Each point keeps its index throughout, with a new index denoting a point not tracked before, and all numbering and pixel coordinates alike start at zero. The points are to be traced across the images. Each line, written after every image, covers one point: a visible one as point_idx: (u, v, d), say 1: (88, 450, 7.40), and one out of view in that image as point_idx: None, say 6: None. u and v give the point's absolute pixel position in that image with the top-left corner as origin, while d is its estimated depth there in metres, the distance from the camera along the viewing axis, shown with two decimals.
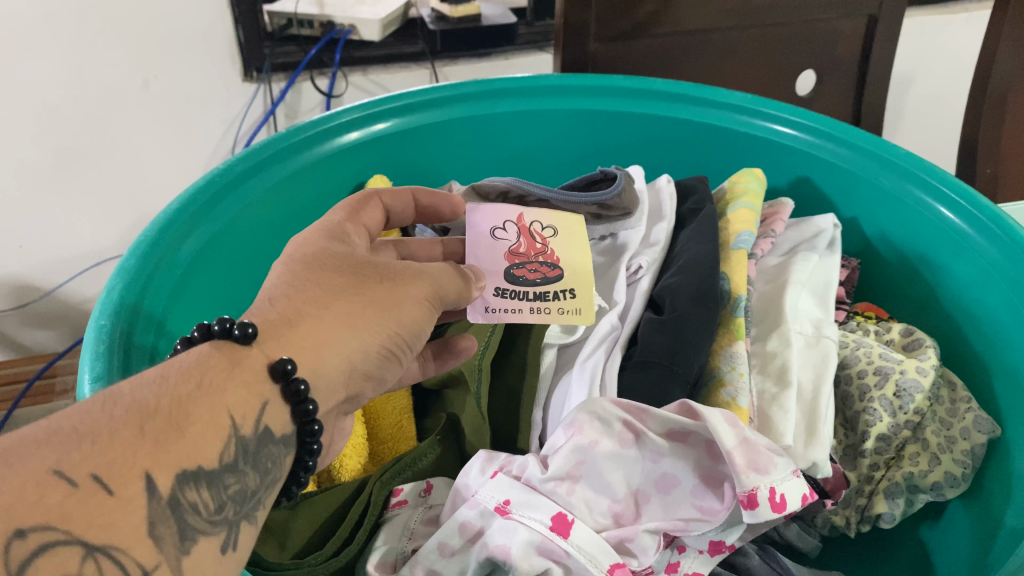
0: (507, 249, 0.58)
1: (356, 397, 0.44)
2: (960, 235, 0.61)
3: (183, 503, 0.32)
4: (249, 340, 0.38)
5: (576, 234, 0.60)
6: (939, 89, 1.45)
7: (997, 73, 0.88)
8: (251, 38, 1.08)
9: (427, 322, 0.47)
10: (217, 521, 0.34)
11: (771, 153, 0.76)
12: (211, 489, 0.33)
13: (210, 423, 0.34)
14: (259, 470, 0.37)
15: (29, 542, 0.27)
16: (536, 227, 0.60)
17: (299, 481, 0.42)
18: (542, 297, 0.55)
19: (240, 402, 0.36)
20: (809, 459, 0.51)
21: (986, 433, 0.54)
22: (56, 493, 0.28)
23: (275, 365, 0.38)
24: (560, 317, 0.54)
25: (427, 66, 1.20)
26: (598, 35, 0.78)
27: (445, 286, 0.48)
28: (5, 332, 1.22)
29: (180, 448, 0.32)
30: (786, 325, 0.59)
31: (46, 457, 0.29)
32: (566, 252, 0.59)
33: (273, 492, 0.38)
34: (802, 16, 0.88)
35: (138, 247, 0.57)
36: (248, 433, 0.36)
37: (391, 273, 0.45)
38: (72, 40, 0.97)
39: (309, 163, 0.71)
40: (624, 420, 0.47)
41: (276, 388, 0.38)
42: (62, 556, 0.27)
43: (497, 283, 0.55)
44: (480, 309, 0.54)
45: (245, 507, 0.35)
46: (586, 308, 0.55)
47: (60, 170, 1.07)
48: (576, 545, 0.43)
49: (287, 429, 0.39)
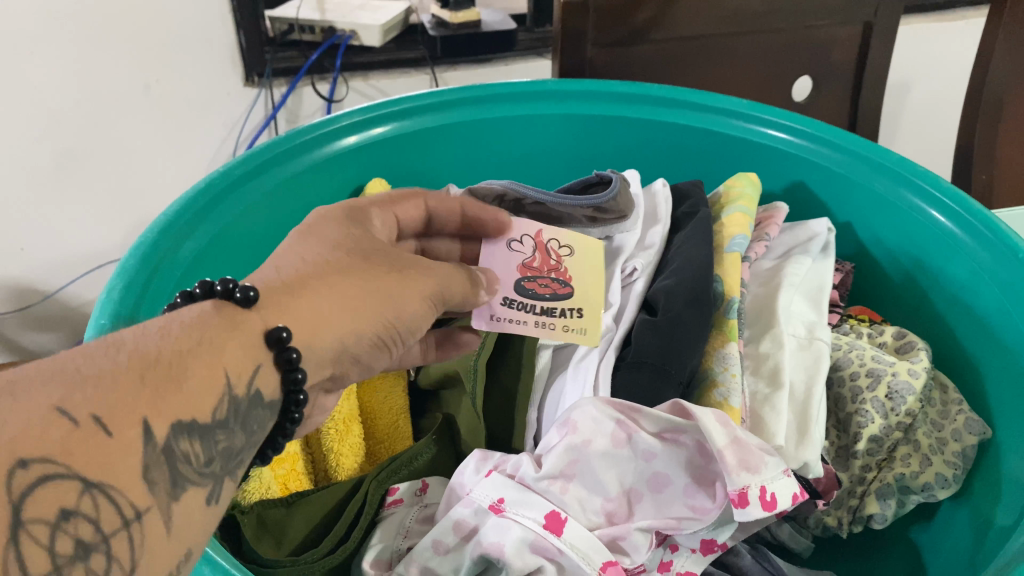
0: (520, 262, 0.56)
1: (341, 377, 0.46)
2: (949, 236, 0.62)
3: (178, 453, 0.32)
4: (250, 304, 0.38)
5: (596, 259, 0.56)
6: (935, 97, 1.46)
7: (992, 81, 0.89)
8: (252, 45, 1.12)
9: (424, 320, 0.48)
10: (205, 473, 0.34)
11: (765, 158, 0.76)
12: (203, 442, 0.34)
13: (207, 378, 0.34)
14: (247, 431, 0.37)
15: (31, 473, 0.27)
16: (554, 244, 0.56)
17: (275, 446, 0.42)
18: (547, 313, 0.54)
19: (238, 362, 0.36)
20: (800, 460, 0.51)
21: (977, 435, 0.54)
22: (59, 429, 0.28)
23: (271, 331, 0.38)
24: (563, 335, 0.53)
25: (427, 71, 1.21)
26: (596, 41, 0.79)
27: (450, 287, 0.49)
28: (5, 334, 1.20)
29: (179, 398, 0.32)
30: (779, 327, 0.60)
31: (50, 394, 0.29)
32: (584, 279, 0.55)
33: (254, 450, 0.39)
34: (801, 22, 0.88)
35: (139, 248, 0.58)
36: (241, 393, 0.36)
37: (405, 265, 0.47)
38: (76, 36, 0.97)
39: (309, 166, 0.72)
40: (617, 419, 0.47)
41: (270, 355, 0.39)
42: (60, 490, 0.28)
43: (505, 293, 0.54)
44: (485, 316, 0.54)
45: (230, 464, 0.36)
46: (592, 330, 0.53)
47: (63, 168, 1.07)
48: (569, 543, 0.44)
49: (275, 394, 0.39)
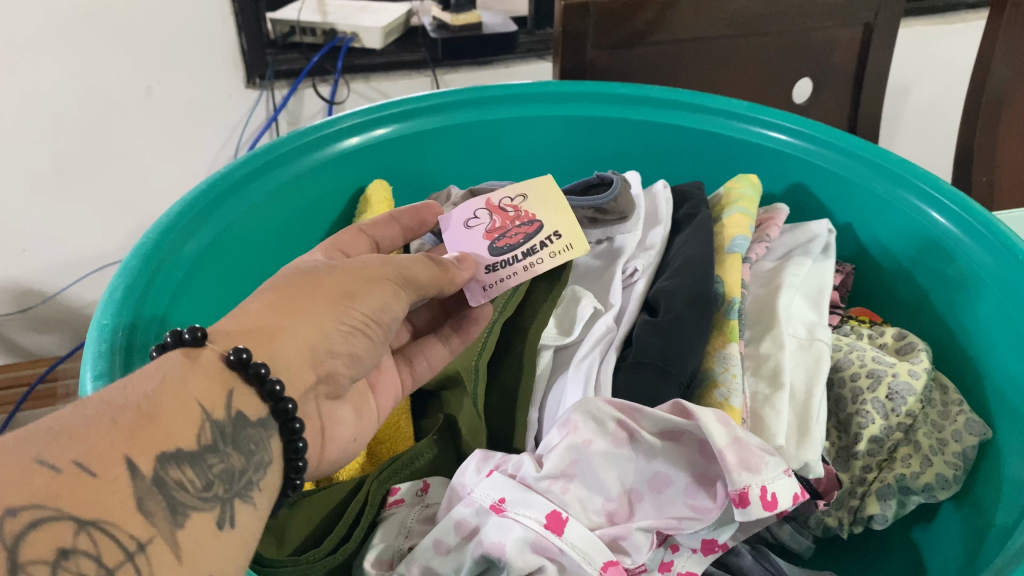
0: (484, 229, 0.59)
1: (331, 377, 0.45)
2: (949, 238, 0.63)
3: (169, 481, 0.33)
4: (201, 340, 0.39)
5: (546, 192, 0.61)
6: (937, 99, 1.46)
7: (994, 83, 0.89)
8: (254, 46, 1.10)
9: (395, 302, 0.48)
10: (209, 497, 0.34)
11: (767, 159, 0.77)
12: (195, 468, 0.34)
13: (180, 413, 0.35)
14: (242, 451, 0.38)
15: (21, 519, 0.27)
16: (504, 201, 0.60)
17: (297, 467, 0.41)
18: (531, 254, 0.58)
19: (208, 391, 0.37)
20: (801, 460, 0.51)
21: (978, 436, 0.54)
22: (41, 477, 0.28)
23: (229, 356, 0.39)
24: (557, 264, 0.58)
25: (428, 74, 1.21)
26: (596, 43, 0.80)
27: (414, 272, 0.49)
28: (7, 334, 1.23)
29: (156, 434, 0.33)
30: (780, 327, 0.60)
31: (27, 449, 0.29)
32: (541, 212, 0.60)
33: (267, 474, 0.39)
34: (801, 24, 0.89)
35: (142, 247, 0.58)
36: (222, 418, 0.37)
37: (356, 266, 0.48)
38: (74, 45, 0.98)
39: (311, 168, 0.72)
40: (617, 418, 0.47)
41: (237, 376, 0.39)
42: (54, 530, 0.28)
43: (484, 260, 0.57)
44: (479, 290, 0.57)
45: (235, 485, 0.36)
46: (576, 241, 0.59)
47: (63, 174, 1.09)
48: (570, 543, 0.44)
49: (262, 412, 0.40)
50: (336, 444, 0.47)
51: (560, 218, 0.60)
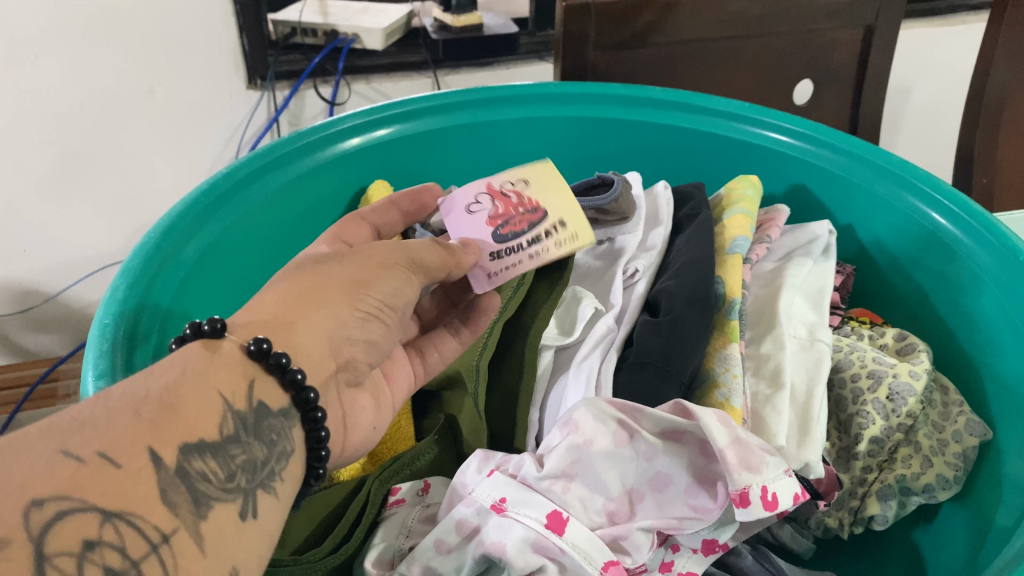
0: (487, 215, 0.54)
1: (350, 364, 0.45)
2: (950, 239, 0.63)
3: (192, 472, 0.33)
4: (220, 332, 0.39)
5: (551, 176, 0.56)
6: (937, 101, 1.46)
7: (994, 84, 0.89)
8: (256, 48, 1.09)
9: (408, 287, 0.48)
10: (231, 488, 0.34)
11: (768, 161, 0.77)
12: (218, 459, 0.34)
13: (203, 402, 0.35)
14: (265, 442, 0.38)
15: (46, 511, 0.28)
16: (507, 184, 0.55)
17: (319, 456, 0.41)
18: (536, 241, 0.54)
19: (229, 382, 0.37)
20: (801, 460, 0.51)
21: (977, 437, 0.55)
22: (65, 469, 0.29)
23: (250, 346, 0.39)
24: (563, 252, 0.55)
25: (429, 75, 1.22)
26: (598, 44, 0.80)
27: (422, 256, 0.48)
28: (9, 335, 1.23)
29: (177, 426, 0.33)
30: (780, 328, 0.60)
31: (50, 441, 0.30)
32: (546, 195, 0.55)
33: (288, 464, 0.39)
34: (802, 25, 0.89)
35: (144, 247, 0.58)
36: (243, 408, 0.37)
37: (365, 252, 0.48)
38: (77, 46, 0.98)
39: (312, 169, 0.72)
40: (618, 418, 0.48)
41: (258, 366, 0.39)
42: (80, 521, 0.28)
43: (487, 247, 0.54)
44: (483, 277, 0.54)
45: (258, 475, 0.36)
46: (581, 230, 0.56)
47: (64, 175, 1.09)
48: (571, 543, 0.44)
49: (283, 402, 0.40)
50: (357, 433, 0.47)
51: (565, 205, 0.56)
